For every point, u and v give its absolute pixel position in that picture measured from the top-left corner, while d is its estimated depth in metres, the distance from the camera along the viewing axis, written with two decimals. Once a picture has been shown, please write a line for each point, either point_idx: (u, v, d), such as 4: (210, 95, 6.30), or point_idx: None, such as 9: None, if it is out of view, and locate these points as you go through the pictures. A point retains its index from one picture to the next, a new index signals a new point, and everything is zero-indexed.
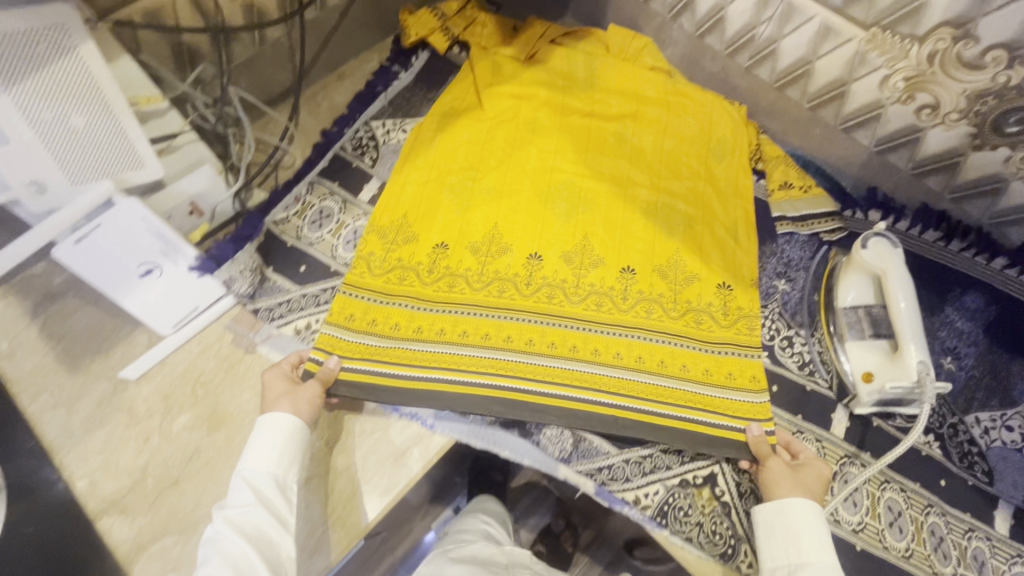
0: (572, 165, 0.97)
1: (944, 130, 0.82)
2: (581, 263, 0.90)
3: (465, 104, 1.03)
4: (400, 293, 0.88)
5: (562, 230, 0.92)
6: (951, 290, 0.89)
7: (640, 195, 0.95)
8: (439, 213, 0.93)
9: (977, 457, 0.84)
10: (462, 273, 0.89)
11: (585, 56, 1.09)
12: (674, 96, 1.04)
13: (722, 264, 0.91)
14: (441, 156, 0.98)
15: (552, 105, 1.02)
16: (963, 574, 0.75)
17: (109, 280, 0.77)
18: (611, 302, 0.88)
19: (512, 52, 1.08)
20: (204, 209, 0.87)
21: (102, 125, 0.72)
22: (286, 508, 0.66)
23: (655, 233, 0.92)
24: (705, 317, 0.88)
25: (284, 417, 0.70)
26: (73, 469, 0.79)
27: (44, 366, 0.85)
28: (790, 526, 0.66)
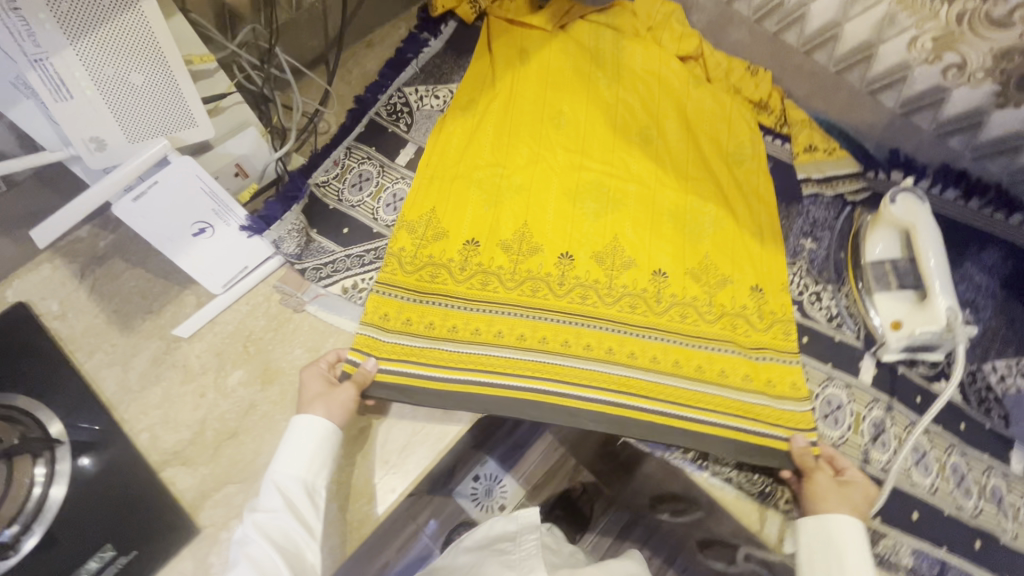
0: (600, 165, 0.98)
1: (968, 89, 0.85)
2: (613, 264, 0.91)
3: (489, 96, 1.02)
4: (432, 292, 0.87)
5: (592, 230, 0.93)
6: (970, 247, 0.94)
7: (669, 197, 0.97)
8: (468, 210, 0.93)
9: (993, 402, 0.88)
10: (494, 272, 0.90)
11: (612, 44, 1.09)
12: (701, 98, 1.05)
13: (755, 269, 0.92)
14: (468, 151, 0.97)
15: (579, 103, 1.03)
16: (984, 507, 0.80)
17: (165, 237, 0.79)
18: (644, 304, 0.89)
19: (537, 44, 1.07)
20: (248, 171, 0.89)
21: (160, 84, 0.72)
22: (314, 513, 0.69)
23: (685, 237, 0.94)
24: (741, 323, 0.88)
25: (317, 422, 0.71)
26: (133, 423, 0.81)
27: (96, 326, 0.87)
28: (834, 540, 0.70)
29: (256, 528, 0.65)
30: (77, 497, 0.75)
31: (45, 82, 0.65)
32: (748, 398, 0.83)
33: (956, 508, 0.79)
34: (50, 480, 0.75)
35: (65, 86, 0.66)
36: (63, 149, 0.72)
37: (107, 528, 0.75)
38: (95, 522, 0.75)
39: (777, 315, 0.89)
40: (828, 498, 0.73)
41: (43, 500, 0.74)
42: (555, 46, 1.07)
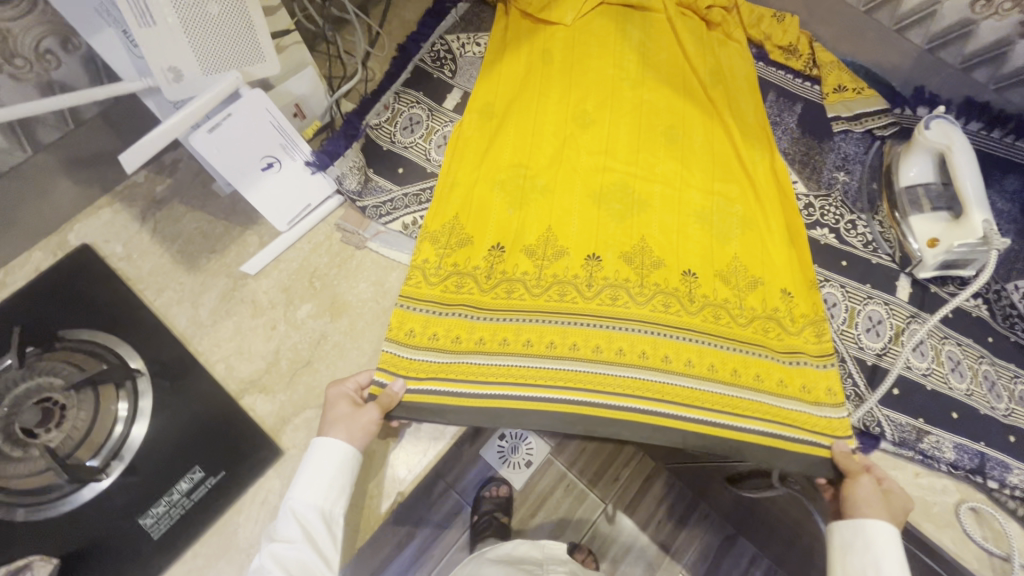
0: (625, 165, 0.96)
1: (996, 20, 0.90)
2: (642, 264, 0.89)
3: (507, 93, 1.00)
4: (457, 301, 0.85)
5: (618, 230, 0.91)
6: (992, 175, 0.99)
7: (694, 198, 0.95)
8: (492, 215, 0.91)
9: (1017, 318, 0.94)
10: (520, 277, 0.87)
11: (634, 32, 1.07)
12: (731, 93, 1.04)
13: (785, 270, 0.90)
14: (488, 154, 0.94)
15: (602, 100, 1.00)
16: (1014, 408, 0.87)
17: (236, 171, 0.81)
18: (677, 307, 0.87)
19: (561, 44, 1.04)
20: (306, 113, 0.92)
21: (233, 15, 0.74)
22: (332, 545, 0.66)
23: (713, 237, 0.92)
24: (772, 327, 0.87)
25: (340, 448, 0.68)
26: (209, 355, 0.84)
27: (162, 266, 0.89)
28: (871, 547, 0.67)
29: (270, 558, 0.63)
30: (162, 424, 0.77)
31: (131, 7, 0.66)
32: (786, 404, 0.82)
33: (989, 407, 0.85)
34: (133, 407, 0.77)
35: (150, 13, 0.67)
36: (140, 80, 0.73)
37: (192, 452, 0.77)
38: (178, 448, 0.77)
39: (809, 317, 0.87)
40: (869, 505, 0.70)
41: (126, 438, 0.75)
42: (578, 44, 1.04)
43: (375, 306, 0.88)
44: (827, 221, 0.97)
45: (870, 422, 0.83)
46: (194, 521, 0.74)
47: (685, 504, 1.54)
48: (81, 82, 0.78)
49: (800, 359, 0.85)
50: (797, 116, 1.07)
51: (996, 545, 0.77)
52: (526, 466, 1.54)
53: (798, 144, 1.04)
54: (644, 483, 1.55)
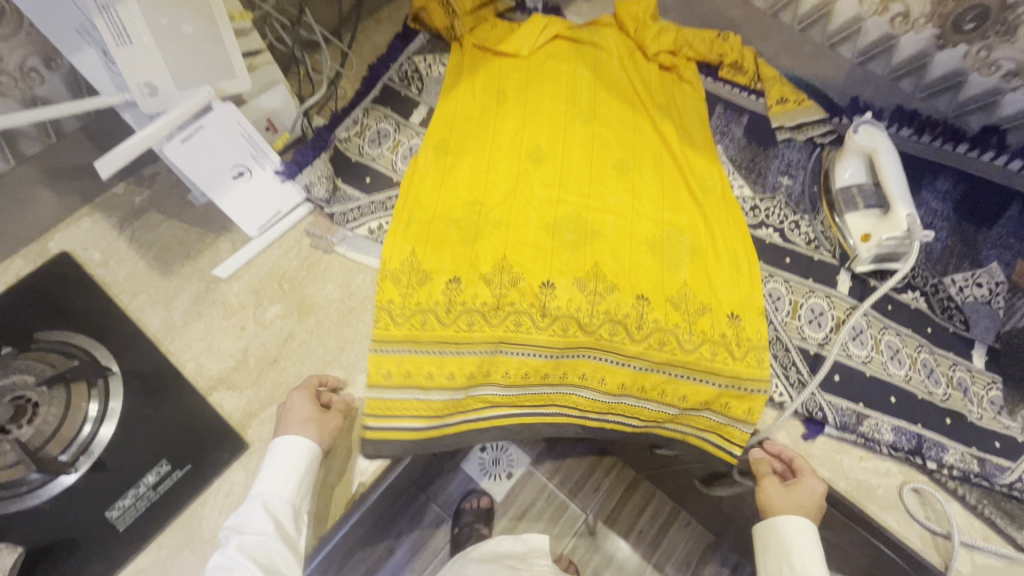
0: (578, 197, 1.01)
1: (914, 34, 0.98)
2: (596, 290, 0.93)
3: (464, 132, 1.06)
4: (419, 338, 0.89)
5: (571, 260, 0.95)
6: (925, 177, 1.06)
7: (645, 228, 0.99)
8: (447, 248, 0.95)
9: (954, 309, 1.00)
10: (478, 308, 0.91)
11: (586, 70, 1.14)
12: (686, 128, 1.11)
13: (732, 295, 0.94)
14: (443, 192, 1.00)
15: (555, 138, 1.06)
16: (952, 393, 0.91)
17: (208, 179, 0.86)
18: (625, 333, 0.92)
19: (514, 86, 1.12)
20: (278, 126, 0.98)
21: (205, 35, 0.80)
22: (297, 538, 0.72)
23: (664, 265, 0.96)
24: (720, 352, 0.90)
25: (304, 447, 0.74)
26: (179, 354, 0.87)
27: (137, 271, 0.93)
28: (782, 542, 0.79)
29: (240, 550, 0.67)
30: (133, 418, 0.80)
31: (109, 28, 0.73)
32: (703, 415, 0.92)
33: (927, 393, 0.90)
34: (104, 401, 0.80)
35: (127, 32, 0.74)
36: (119, 94, 0.80)
37: (159, 446, 0.79)
38: (146, 441, 0.79)
39: (753, 342, 0.91)
40: (776, 505, 0.80)
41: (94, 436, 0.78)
42: (531, 85, 1.11)
43: (341, 306, 0.92)
44: (773, 222, 1.03)
45: (813, 408, 0.87)
46: (160, 512, 0.76)
47: (666, 513, 1.51)
48: (64, 98, 0.84)
49: (742, 385, 0.89)
50: (744, 126, 1.14)
51: (937, 523, 0.80)
52: (507, 477, 1.51)
53: (745, 151, 1.12)
54: (626, 492, 1.52)
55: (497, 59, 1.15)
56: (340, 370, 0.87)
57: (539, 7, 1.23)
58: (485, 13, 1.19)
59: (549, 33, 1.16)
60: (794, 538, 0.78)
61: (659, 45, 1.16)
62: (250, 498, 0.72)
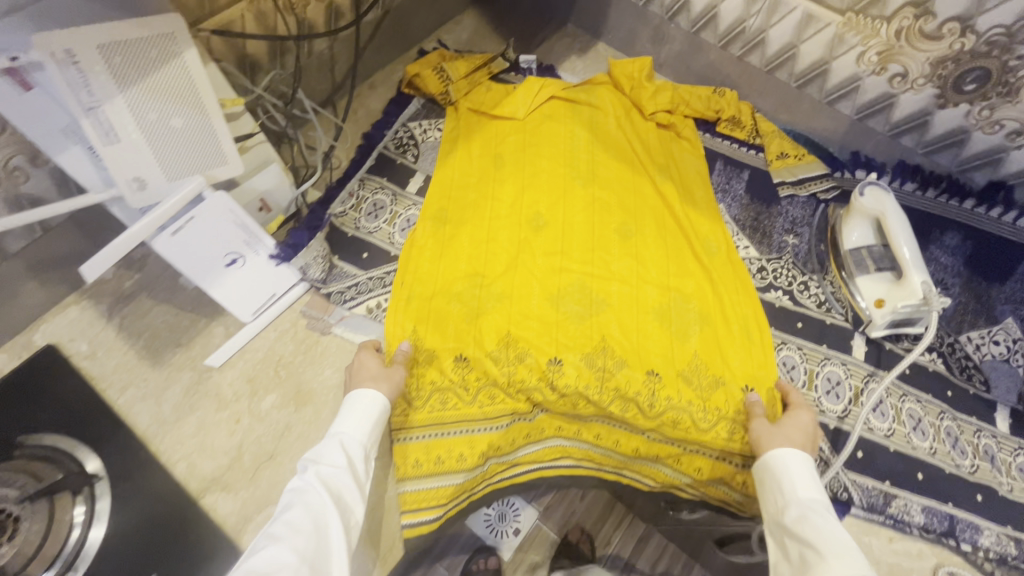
0: (581, 264, 0.97)
1: (913, 93, 0.97)
2: (605, 365, 0.89)
3: (462, 199, 1.05)
4: (431, 417, 0.88)
5: (577, 334, 0.91)
6: (933, 232, 1.04)
7: (650, 295, 0.96)
8: (450, 325, 0.92)
9: (973, 369, 0.97)
10: (493, 383, 0.90)
11: (582, 128, 1.12)
12: (687, 185, 1.09)
13: (745, 367, 0.91)
14: (443, 266, 0.97)
15: (556, 205, 1.03)
16: (979, 465, 0.87)
17: (199, 269, 0.83)
18: (636, 408, 0.88)
19: (512, 149, 1.10)
20: (272, 205, 0.95)
21: (196, 126, 0.78)
22: (363, 481, 0.72)
23: (673, 336, 0.93)
24: (735, 429, 0.87)
25: (379, 397, 0.78)
26: (170, 453, 0.83)
27: (127, 362, 0.89)
28: (774, 468, 0.74)
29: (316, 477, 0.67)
30: (117, 531, 0.75)
31: (95, 128, 0.70)
32: (716, 486, 0.90)
33: (954, 466, 0.86)
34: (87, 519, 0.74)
35: (114, 131, 0.71)
36: (105, 190, 0.76)
37: (144, 560, 0.73)
38: (130, 556, 0.73)
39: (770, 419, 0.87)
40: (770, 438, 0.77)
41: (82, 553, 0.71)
42: (528, 147, 1.09)
43: (339, 393, 0.89)
44: (781, 284, 1.01)
45: (838, 488, 0.83)
46: None
47: None
48: (51, 194, 0.82)
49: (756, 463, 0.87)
50: (745, 183, 1.13)
51: None
52: None
53: (748, 210, 1.10)
54: None
55: (493, 124, 1.14)
56: None
57: (533, 67, 1.23)
58: (480, 77, 1.19)
59: (544, 95, 1.14)
60: (784, 464, 0.73)
61: (656, 104, 1.15)
62: (328, 437, 0.74)
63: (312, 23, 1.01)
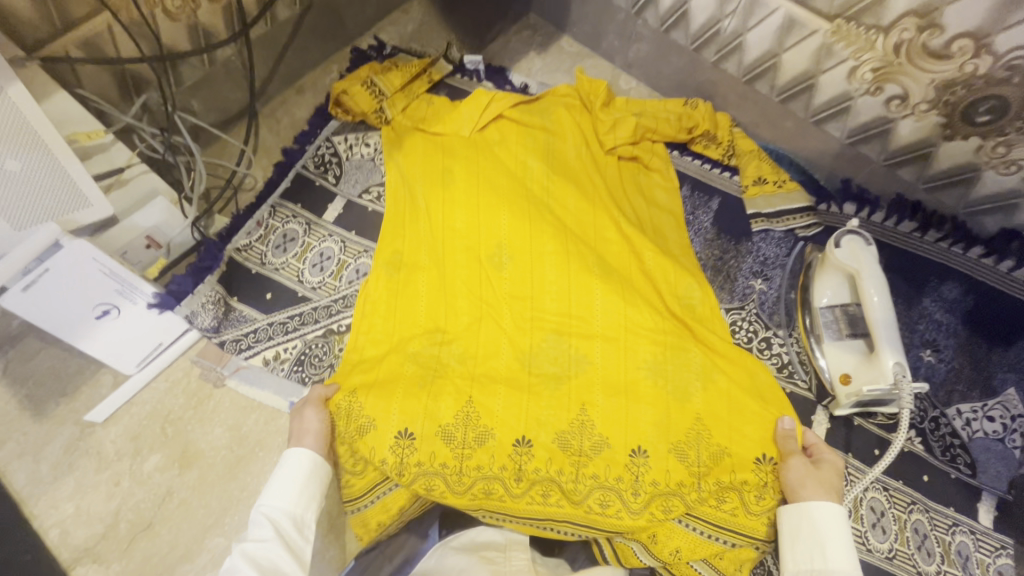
0: (556, 315, 0.86)
1: (914, 120, 0.80)
2: (581, 449, 0.78)
3: (408, 220, 0.94)
4: (371, 485, 0.78)
5: (552, 403, 0.80)
6: (928, 282, 0.88)
7: (641, 350, 0.83)
8: (399, 388, 0.80)
9: (959, 449, 0.82)
10: (437, 470, 0.76)
11: (541, 150, 0.99)
12: (655, 219, 0.96)
13: (756, 437, 0.76)
14: (399, 317, 0.87)
15: (520, 237, 0.90)
16: (947, 572, 0.75)
17: (62, 324, 0.74)
18: (620, 502, 0.75)
19: (461, 165, 0.96)
20: (161, 241, 0.86)
21: (40, 167, 0.69)
22: (303, 547, 0.64)
23: (669, 398, 0.80)
24: (732, 498, 0.74)
25: (307, 454, 0.71)
26: (43, 518, 0.77)
27: (7, 414, 0.83)
28: (816, 532, 0.67)
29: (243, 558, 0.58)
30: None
31: None
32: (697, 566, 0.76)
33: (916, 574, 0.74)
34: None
35: None
36: None
37: None
38: None
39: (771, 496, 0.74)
40: (805, 487, 0.70)
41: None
42: (486, 169, 0.95)
43: (228, 456, 0.81)
44: (739, 339, 0.88)
45: None
46: None
47: None
48: None
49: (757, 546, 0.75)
50: (713, 213, 0.98)
51: None
52: None
53: (713, 247, 0.96)
54: None
55: (436, 140, 1.00)
56: (221, 538, 0.77)
57: (481, 69, 1.09)
58: (419, 88, 1.04)
59: (492, 110, 1.01)
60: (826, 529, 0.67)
61: (616, 138, 0.98)
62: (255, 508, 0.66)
63: (210, 28, 0.88)
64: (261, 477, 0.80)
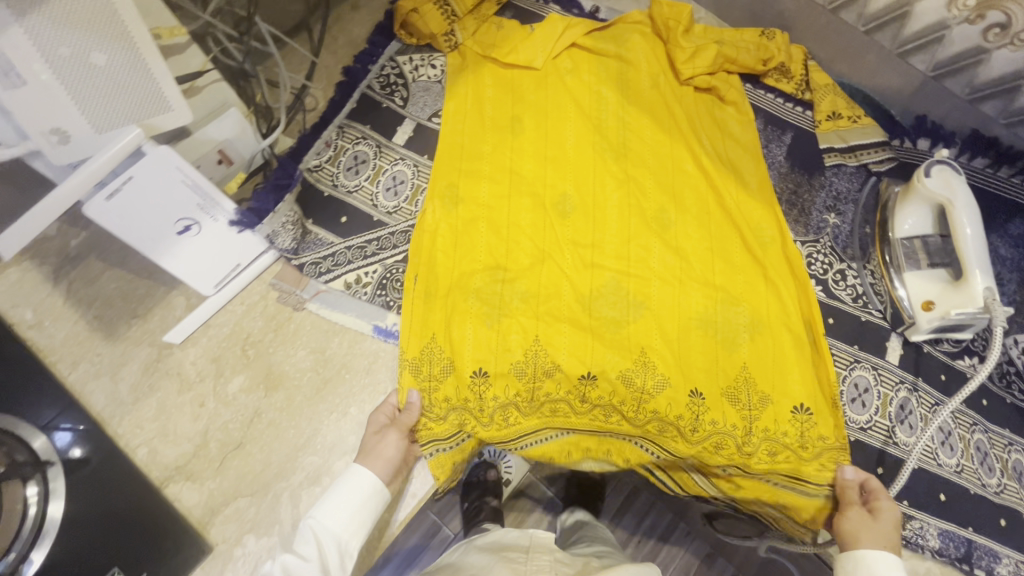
0: (615, 261, 0.87)
1: (1011, 51, 0.79)
2: (643, 386, 0.81)
3: (476, 144, 0.91)
4: (447, 434, 0.78)
5: (613, 344, 0.83)
6: (996, 218, 0.90)
7: (693, 298, 0.85)
8: (468, 327, 0.82)
9: (1014, 376, 0.86)
10: (512, 400, 0.81)
11: (611, 80, 0.97)
12: (731, 155, 0.95)
13: (803, 388, 0.80)
14: (459, 256, 0.85)
15: (584, 185, 0.91)
16: (1006, 484, 0.80)
17: (145, 238, 0.71)
18: (674, 432, 0.81)
19: (531, 112, 0.94)
20: (233, 158, 0.82)
21: (125, 65, 0.63)
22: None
23: (719, 346, 0.83)
24: (787, 457, 0.79)
25: (369, 480, 0.70)
26: (128, 438, 0.76)
27: (77, 334, 0.80)
28: None
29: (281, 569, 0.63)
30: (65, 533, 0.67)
31: None
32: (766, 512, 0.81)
33: (979, 486, 0.79)
34: (45, 480, 0.67)
35: (15, 69, 0.57)
36: (20, 142, 0.63)
37: None
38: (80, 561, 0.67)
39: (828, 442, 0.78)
40: (862, 539, 0.70)
41: (41, 520, 0.65)
42: (552, 108, 0.95)
43: (314, 377, 0.80)
44: (814, 271, 0.89)
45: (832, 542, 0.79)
46: None
47: None
48: None
49: (809, 491, 0.78)
50: (786, 147, 0.97)
51: None
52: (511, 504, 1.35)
53: (787, 181, 0.95)
54: None
55: (508, 73, 0.97)
56: (315, 457, 0.77)
57: None
58: (489, 11, 1.00)
59: (566, 39, 0.97)
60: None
61: (694, 68, 0.96)
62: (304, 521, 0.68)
63: None
64: (350, 397, 0.80)
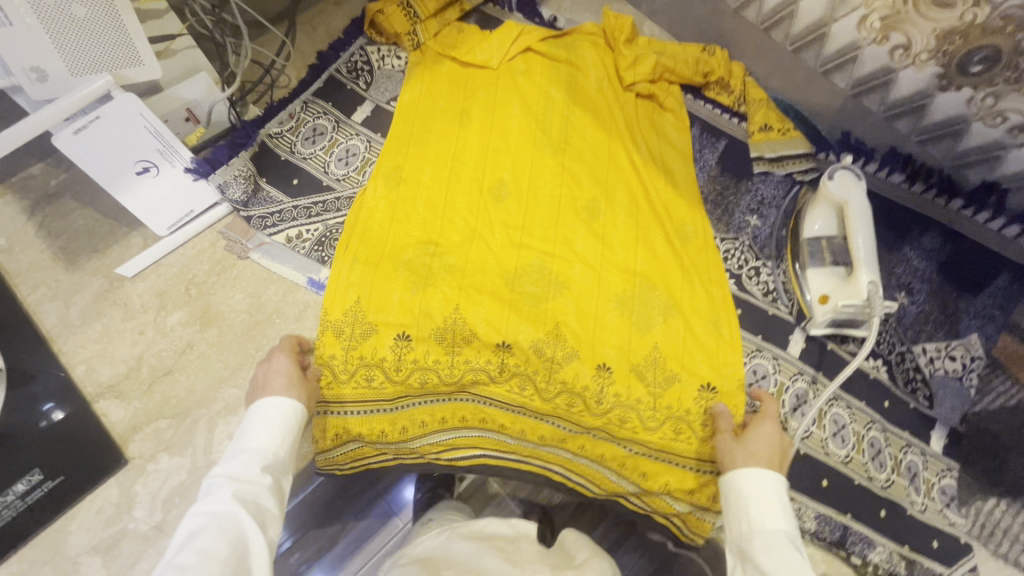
0: (542, 243, 0.92)
1: (914, 70, 0.86)
2: (554, 357, 0.84)
3: (425, 129, 1.00)
4: (367, 395, 0.84)
5: (529, 317, 0.86)
6: (910, 231, 0.95)
7: (613, 282, 0.89)
8: (394, 293, 0.85)
9: (920, 383, 0.88)
10: (426, 366, 0.84)
11: (559, 81, 1.05)
12: (665, 157, 1.01)
13: (708, 367, 0.83)
14: (395, 229, 0.91)
15: (522, 173, 0.97)
16: (895, 481, 0.83)
17: (106, 173, 0.80)
18: (583, 403, 0.84)
19: (480, 106, 1.02)
20: (199, 116, 0.91)
21: (103, 20, 0.74)
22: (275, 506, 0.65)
23: (633, 324, 0.86)
24: (688, 438, 0.81)
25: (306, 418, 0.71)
26: (70, 356, 0.83)
27: (41, 261, 0.88)
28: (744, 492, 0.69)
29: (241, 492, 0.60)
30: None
31: None
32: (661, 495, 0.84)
33: (866, 478, 0.82)
34: None
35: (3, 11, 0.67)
36: (4, 78, 0.73)
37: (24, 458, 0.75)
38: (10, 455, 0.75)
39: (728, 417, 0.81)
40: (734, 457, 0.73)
41: None
42: (500, 103, 1.02)
43: (247, 319, 0.87)
44: (730, 266, 0.94)
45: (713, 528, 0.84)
46: (25, 527, 0.73)
47: None
48: None
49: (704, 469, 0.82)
50: (719, 153, 1.04)
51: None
52: None
53: (715, 183, 1.01)
54: None
55: (464, 71, 1.06)
56: (235, 390, 0.83)
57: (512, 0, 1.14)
58: (452, 15, 1.09)
59: (520, 43, 1.06)
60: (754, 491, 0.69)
61: (635, 74, 1.04)
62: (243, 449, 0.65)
63: None
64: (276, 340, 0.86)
